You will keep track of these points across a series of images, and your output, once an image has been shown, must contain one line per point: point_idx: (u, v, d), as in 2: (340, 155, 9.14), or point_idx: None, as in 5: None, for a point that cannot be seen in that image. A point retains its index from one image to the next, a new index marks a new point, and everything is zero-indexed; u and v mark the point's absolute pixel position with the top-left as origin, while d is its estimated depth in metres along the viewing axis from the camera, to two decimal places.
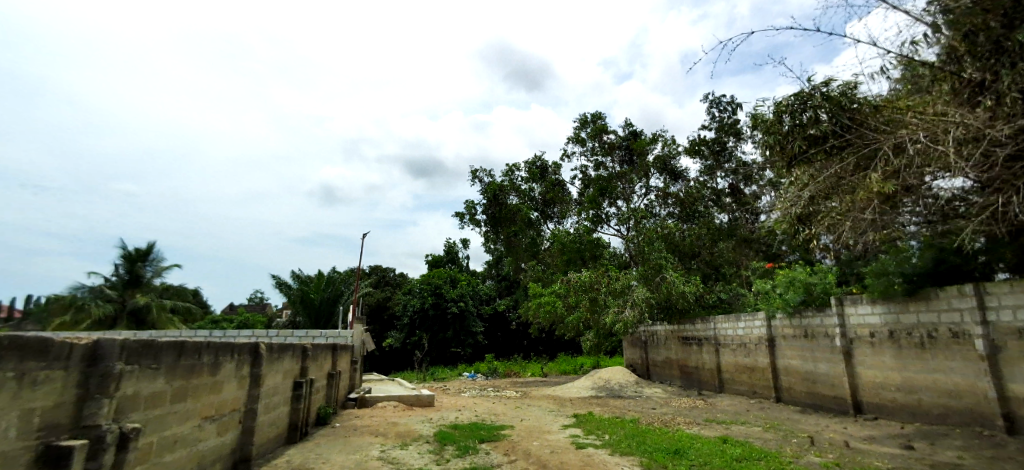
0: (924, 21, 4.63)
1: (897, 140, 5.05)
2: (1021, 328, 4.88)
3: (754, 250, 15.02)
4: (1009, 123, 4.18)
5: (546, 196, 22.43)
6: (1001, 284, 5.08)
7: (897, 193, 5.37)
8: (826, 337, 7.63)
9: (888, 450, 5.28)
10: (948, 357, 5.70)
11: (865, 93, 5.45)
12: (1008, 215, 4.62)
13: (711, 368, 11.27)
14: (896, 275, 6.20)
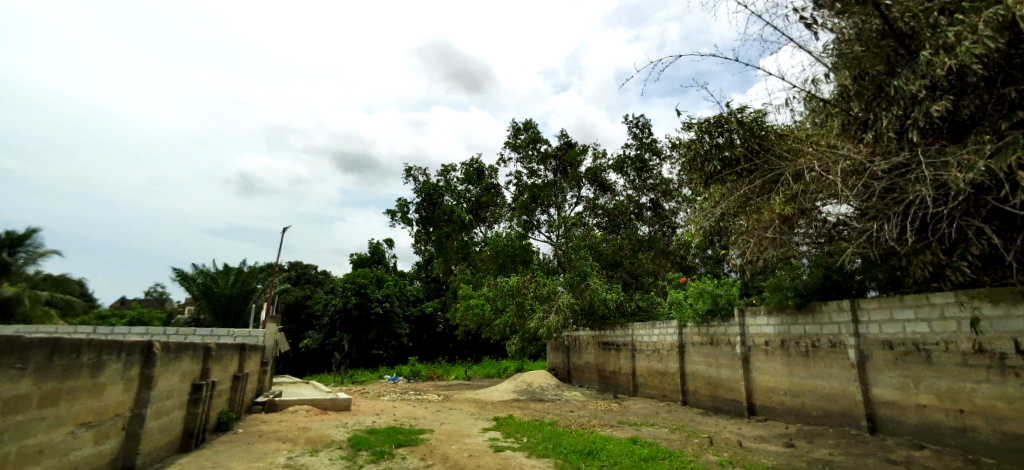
0: (824, 61, 5.15)
1: (795, 169, 5.59)
2: (885, 340, 5.51)
3: (671, 262, 15.63)
4: (885, 159, 4.66)
5: (479, 199, 22.45)
6: (870, 301, 5.68)
7: (794, 216, 5.81)
8: (728, 344, 8.25)
9: (774, 449, 5.79)
10: (827, 364, 6.32)
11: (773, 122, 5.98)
12: (879, 240, 5.03)
13: (627, 373, 11.78)
14: (789, 289, 6.81)
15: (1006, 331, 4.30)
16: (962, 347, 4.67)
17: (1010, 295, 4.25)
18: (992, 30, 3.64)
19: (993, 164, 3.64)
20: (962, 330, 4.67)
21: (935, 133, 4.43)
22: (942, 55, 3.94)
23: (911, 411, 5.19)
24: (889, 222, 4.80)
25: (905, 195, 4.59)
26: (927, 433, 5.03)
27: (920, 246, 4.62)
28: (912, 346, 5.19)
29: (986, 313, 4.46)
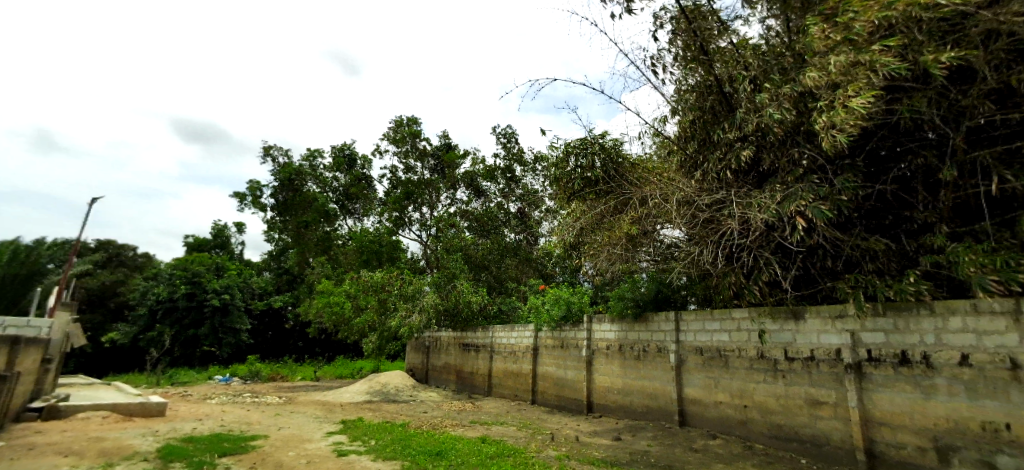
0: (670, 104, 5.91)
1: (641, 195, 6.33)
2: (698, 347, 6.33)
3: (531, 269, 15.35)
4: (708, 195, 5.38)
5: (347, 190, 21.31)
6: (690, 314, 6.47)
7: (637, 234, 6.41)
8: (576, 347, 8.85)
9: (604, 443, 6.38)
10: (652, 367, 7.10)
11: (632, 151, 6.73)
12: (699, 262, 5.77)
13: (483, 374, 12.08)
14: (629, 300, 7.38)
15: (780, 342, 5.25)
16: (750, 353, 5.59)
17: (785, 314, 5.18)
18: (788, 101, 4.40)
19: (783, 209, 4.45)
20: (750, 341, 5.58)
21: (744, 177, 5.21)
22: (753, 115, 4.72)
23: (710, 406, 6.09)
24: (709, 249, 5.41)
25: (719, 227, 5.32)
26: (720, 425, 5.95)
27: (728, 270, 5.39)
28: (715, 353, 6.06)
29: (769, 328, 5.37)
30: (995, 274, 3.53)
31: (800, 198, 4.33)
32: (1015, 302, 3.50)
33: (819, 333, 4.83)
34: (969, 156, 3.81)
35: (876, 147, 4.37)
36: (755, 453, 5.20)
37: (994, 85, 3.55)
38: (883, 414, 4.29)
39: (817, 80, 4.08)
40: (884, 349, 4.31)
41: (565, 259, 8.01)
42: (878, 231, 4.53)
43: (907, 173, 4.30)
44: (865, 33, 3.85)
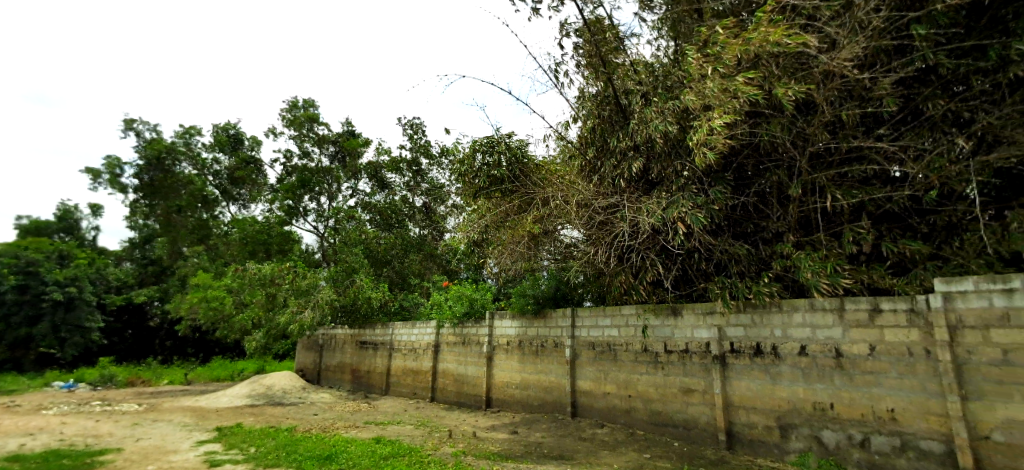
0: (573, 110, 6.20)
1: (543, 196, 6.54)
2: (593, 342, 6.51)
3: (435, 264, 15.02)
4: (603, 199, 5.69)
5: (232, 174, 19.51)
6: (585, 310, 6.65)
7: (539, 234, 6.62)
8: (477, 344, 8.67)
9: (500, 437, 6.54)
10: (548, 361, 7.20)
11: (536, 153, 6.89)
12: (595, 261, 5.93)
13: (381, 372, 11.75)
14: (531, 297, 7.43)
15: (661, 336, 5.69)
16: (635, 347, 5.96)
17: (666, 310, 5.63)
18: (672, 115, 4.82)
19: (667, 215, 4.85)
20: (636, 335, 5.97)
21: (635, 183, 5.51)
22: (642, 127, 5.12)
23: (598, 397, 6.40)
24: (603, 250, 5.74)
25: (612, 229, 5.64)
26: (606, 414, 6.30)
27: (619, 269, 5.74)
28: (606, 347, 6.33)
29: (653, 324, 5.79)
30: (827, 274, 4.28)
31: (681, 206, 4.79)
32: (840, 302, 4.25)
33: (693, 328, 5.34)
34: (811, 177, 4.45)
35: (742, 163, 4.90)
36: (636, 439, 5.63)
37: (830, 118, 4.27)
38: (740, 398, 4.90)
39: (694, 100, 4.58)
40: (744, 341, 4.91)
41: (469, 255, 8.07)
42: (742, 237, 5.06)
43: (767, 189, 4.86)
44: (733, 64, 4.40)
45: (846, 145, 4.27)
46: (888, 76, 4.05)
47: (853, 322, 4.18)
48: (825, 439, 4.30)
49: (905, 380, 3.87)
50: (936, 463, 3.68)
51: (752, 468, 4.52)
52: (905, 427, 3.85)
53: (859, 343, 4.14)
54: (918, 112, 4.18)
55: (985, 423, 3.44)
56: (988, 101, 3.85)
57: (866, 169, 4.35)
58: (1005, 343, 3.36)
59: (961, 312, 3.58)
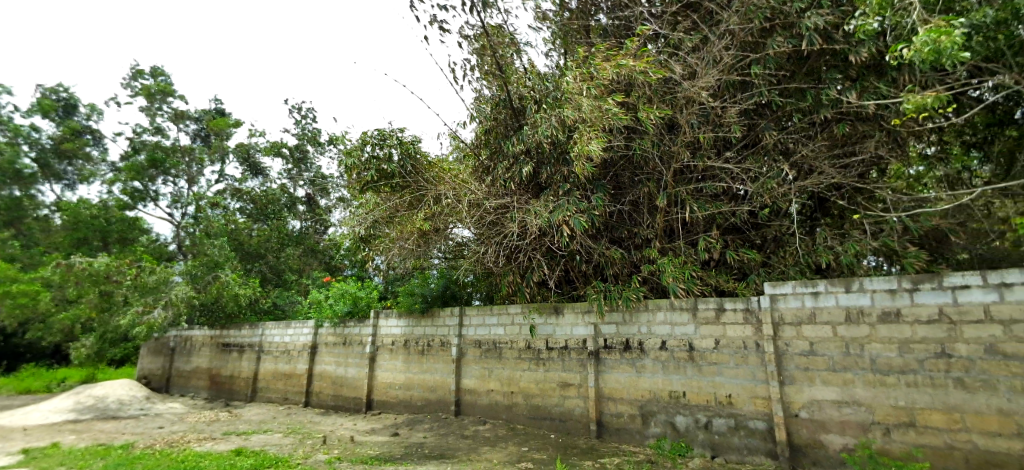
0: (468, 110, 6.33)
1: (436, 194, 6.46)
2: (478, 340, 6.66)
3: (317, 261, 13.55)
4: (494, 199, 5.86)
5: (58, 147, 16.52)
6: (472, 309, 6.77)
7: (430, 233, 6.58)
8: (359, 344, 8.37)
9: (379, 440, 6.39)
10: (434, 360, 7.16)
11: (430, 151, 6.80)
12: (485, 261, 6.09)
13: (246, 377, 10.75)
14: (418, 296, 7.30)
15: (543, 334, 6.00)
16: (520, 345, 6.22)
17: (549, 309, 5.95)
18: (557, 123, 5.00)
19: (554, 217, 5.07)
20: (520, 333, 6.23)
21: (525, 186, 5.69)
22: (532, 132, 5.31)
23: (482, 394, 6.56)
24: (492, 249, 5.93)
25: (502, 230, 5.84)
26: (489, 411, 6.46)
27: (507, 269, 5.97)
28: (491, 345, 6.52)
29: (536, 322, 6.08)
30: (682, 281, 4.84)
31: (566, 210, 5.05)
32: (694, 302, 4.90)
33: (573, 326, 5.74)
34: (675, 190, 5.09)
35: (619, 173, 5.40)
36: (517, 433, 5.90)
37: (690, 137, 4.91)
38: (610, 390, 5.38)
39: (577, 112, 4.84)
40: (615, 337, 5.41)
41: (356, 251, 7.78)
42: (617, 242, 5.52)
43: (640, 198, 5.37)
44: (606, 88, 4.92)
45: (701, 164, 4.93)
46: (733, 107, 4.84)
47: (703, 319, 4.83)
48: (678, 423, 4.91)
49: (740, 369, 4.59)
50: (760, 437, 4.44)
51: (617, 453, 5.00)
52: (738, 409, 4.57)
53: (707, 337, 4.80)
54: (756, 137, 5.00)
55: (795, 403, 4.29)
56: (803, 136, 4.79)
57: (717, 186, 4.94)
58: (812, 337, 4.25)
59: (783, 312, 4.41)
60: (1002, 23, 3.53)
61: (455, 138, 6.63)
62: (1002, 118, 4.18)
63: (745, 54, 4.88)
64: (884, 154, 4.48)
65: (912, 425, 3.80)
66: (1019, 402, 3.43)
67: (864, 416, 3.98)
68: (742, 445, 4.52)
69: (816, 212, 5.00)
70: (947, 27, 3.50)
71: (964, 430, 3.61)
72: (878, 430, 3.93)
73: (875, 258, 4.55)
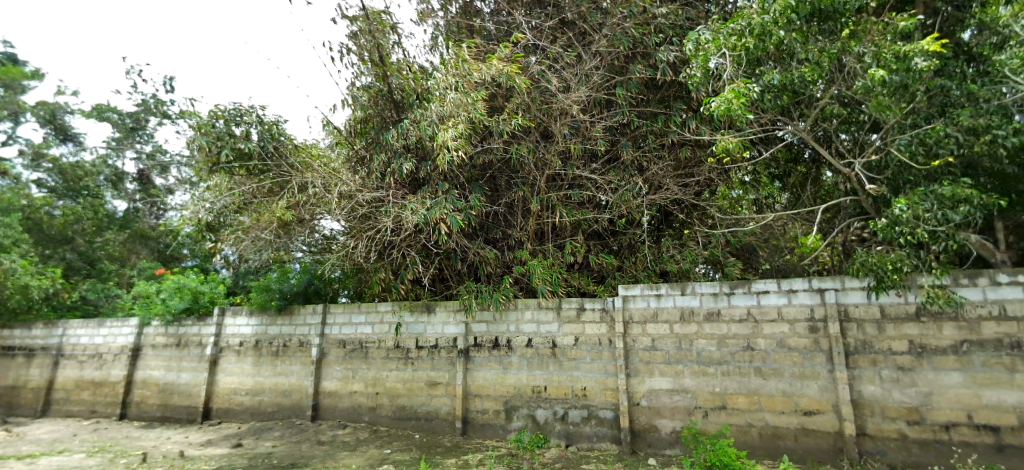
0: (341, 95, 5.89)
1: (301, 182, 6.04)
2: (342, 340, 6.34)
3: (149, 250, 11.80)
4: (368, 192, 5.63)
5: None
6: (337, 306, 6.40)
7: (293, 223, 6.10)
8: (198, 345, 7.38)
9: (218, 453, 5.71)
10: (290, 362, 6.63)
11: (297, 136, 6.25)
12: (353, 257, 5.83)
13: (36, 388, 8.80)
14: (276, 293, 6.57)
15: (413, 333, 5.94)
16: (387, 344, 6.06)
17: (421, 307, 5.91)
18: (439, 122, 5.01)
19: (430, 215, 5.05)
20: (389, 333, 6.06)
21: (402, 181, 5.56)
22: (413, 127, 5.23)
23: (344, 397, 6.25)
24: (362, 243, 5.70)
25: (375, 224, 5.63)
26: (350, 413, 6.19)
27: (378, 265, 5.79)
28: (357, 344, 6.25)
29: (406, 321, 5.99)
30: (549, 282, 5.22)
31: (443, 208, 5.09)
32: (559, 302, 5.27)
33: (444, 324, 5.78)
34: (546, 196, 5.42)
35: (496, 176, 5.62)
36: (378, 436, 5.74)
37: (562, 147, 5.29)
38: (478, 387, 5.53)
39: (458, 111, 4.90)
40: (485, 336, 5.57)
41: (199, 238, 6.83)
42: (491, 243, 5.70)
43: (514, 201, 5.61)
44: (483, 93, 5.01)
45: (571, 172, 5.35)
46: (599, 123, 5.35)
47: (566, 318, 5.23)
48: (538, 416, 5.23)
49: (594, 364, 5.07)
50: (607, 425, 4.94)
51: (480, 449, 5.16)
52: (592, 400, 5.03)
53: (568, 335, 5.21)
54: (616, 153, 5.52)
55: (637, 393, 4.86)
56: (654, 156, 5.42)
57: (583, 194, 5.39)
58: (654, 334, 4.87)
59: (632, 311, 4.98)
60: (787, 87, 4.34)
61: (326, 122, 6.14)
62: (795, 156, 5.10)
63: (611, 75, 5.45)
64: (715, 179, 5.36)
65: (724, 407, 4.56)
66: (796, 385, 4.36)
67: (690, 401, 4.67)
68: (593, 433, 4.99)
69: (661, 224, 5.64)
70: (747, 87, 4.29)
71: (759, 410, 4.46)
72: (699, 413, 4.64)
73: (706, 266, 5.41)
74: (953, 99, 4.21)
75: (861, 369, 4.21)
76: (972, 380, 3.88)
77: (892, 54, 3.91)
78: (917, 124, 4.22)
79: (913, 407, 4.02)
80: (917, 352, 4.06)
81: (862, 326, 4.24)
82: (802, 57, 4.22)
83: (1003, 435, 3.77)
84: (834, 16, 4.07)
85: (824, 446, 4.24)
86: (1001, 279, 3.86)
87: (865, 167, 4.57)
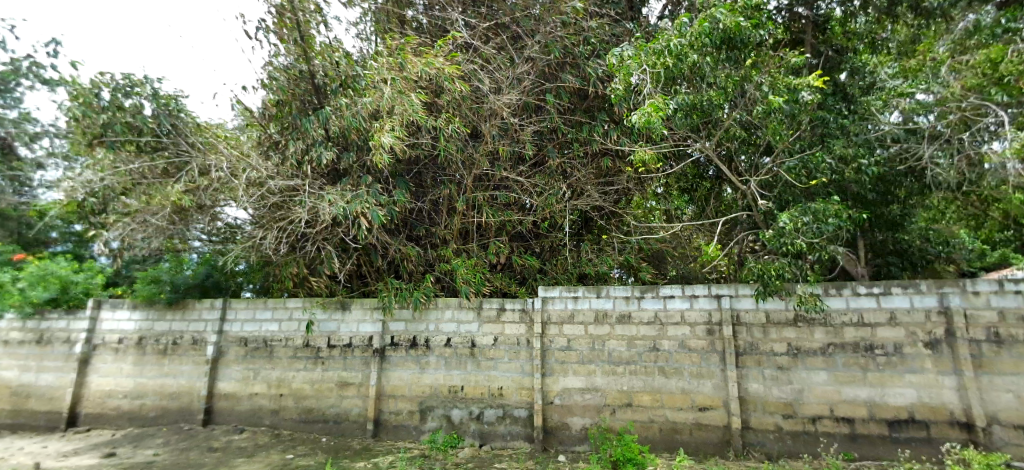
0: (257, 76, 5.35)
1: (204, 162, 5.43)
2: (243, 337, 5.87)
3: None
4: (282, 179, 5.27)
5: None
6: (239, 301, 5.92)
7: (190, 209, 5.52)
8: (65, 343, 6.45)
9: (85, 464, 5.02)
10: (180, 361, 6.02)
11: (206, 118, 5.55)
12: (261, 249, 5.44)
13: None
14: (166, 285, 5.93)
15: (325, 331, 5.65)
16: (295, 343, 5.70)
17: (335, 304, 5.64)
18: (365, 112, 4.82)
19: (350, 209, 4.80)
20: (297, 330, 5.71)
21: (321, 171, 5.28)
22: (335, 115, 4.94)
23: (243, 399, 5.79)
24: (272, 234, 5.35)
25: (287, 214, 5.30)
26: (249, 417, 5.75)
27: (290, 258, 5.49)
28: (261, 342, 5.82)
29: (317, 318, 5.68)
30: (473, 284, 5.21)
31: (364, 202, 4.88)
32: (479, 302, 5.29)
33: (360, 322, 5.56)
34: (472, 196, 5.45)
35: (422, 172, 5.55)
36: (280, 440, 5.38)
37: (490, 148, 5.33)
38: (392, 387, 5.39)
39: (386, 102, 4.74)
40: (402, 335, 5.44)
41: (74, 220, 6.00)
42: (414, 240, 5.61)
43: (439, 199, 5.56)
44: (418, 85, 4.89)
45: (498, 173, 5.40)
46: (528, 127, 5.46)
47: (485, 318, 5.26)
48: (453, 416, 5.20)
49: (511, 363, 5.14)
50: (521, 424, 5.04)
51: (392, 451, 5.03)
52: (507, 399, 5.10)
53: (487, 334, 5.24)
54: (543, 158, 5.66)
55: (551, 392, 5.00)
56: (578, 164, 5.65)
57: (509, 196, 5.46)
58: (570, 335, 5.05)
59: (550, 312, 5.12)
60: (698, 107, 4.67)
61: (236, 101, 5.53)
62: (701, 172, 5.55)
63: (542, 81, 5.60)
64: (633, 188, 5.69)
65: (630, 404, 4.84)
66: (694, 383, 4.73)
67: (599, 399, 4.90)
68: (506, 432, 5.06)
69: (581, 229, 5.85)
70: (664, 104, 4.54)
71: (661, 407, 4.78)
72: (607, 410, 4.88)
73: (620, 270, 5.71)
74: (832, 130, 4.82)
75: (748, 368, 4.66)
76: (835, 378, 4.46)
77: (785, 85, 4.51)
78: (802, 150, 4.77)
79: (789, 402, 4.53)
80: (794, 353, 4.57)
81: (750, 329, 4.70)
82: (711, 80, 4.59)
83: (856, 425, 4.37)
84: (739, 46, 4.50)
85: (714, 438, 4.65)
86: (860, 290, 4.48)
87: (758, 185, 4.99)
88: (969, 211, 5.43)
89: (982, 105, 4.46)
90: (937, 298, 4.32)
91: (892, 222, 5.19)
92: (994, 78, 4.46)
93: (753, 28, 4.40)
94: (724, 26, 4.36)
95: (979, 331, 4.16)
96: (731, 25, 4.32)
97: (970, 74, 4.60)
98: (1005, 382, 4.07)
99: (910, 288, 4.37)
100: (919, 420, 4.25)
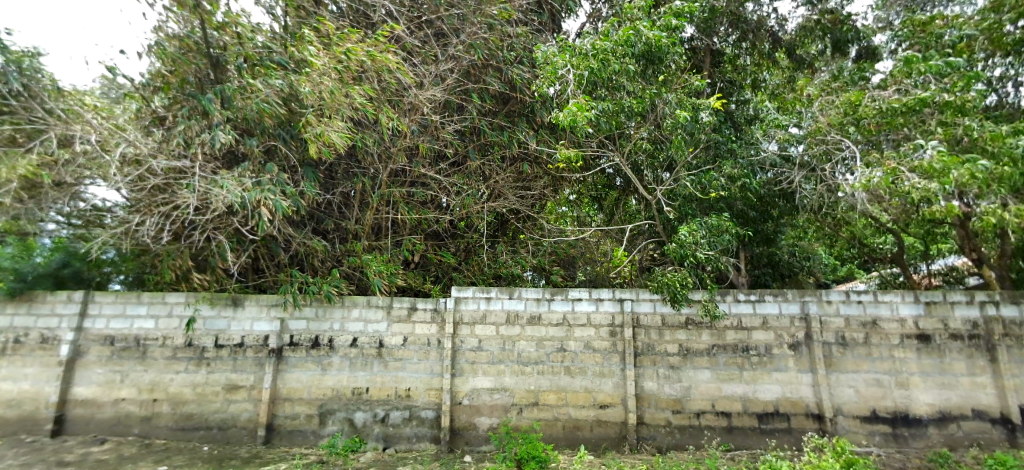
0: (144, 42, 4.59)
1: (66, 132, 4.55)
2: (109, 335, 5.14)
3: None
4: (166, 159, 4.68)
5: None
6: (106, 294, 5.17)
7: (45, 183, 4.62)
8: None
9: None
10: (23, 363, 5.12)
11: (69, 85, 4.64)
12: (137, 236, 4.81)
13: None
14: (6, 274, 4.95)
15: (211, 329, 5.11)
16: (175, 342, 5.10)
17: (224, 300, 5.13)
18: (274, 93, 4.46)
19: (250, 196, 4.40)
20: (177, 328, 5.11)
21: (215, 154, 4.79)
22: (238, 95, 4.50)
23: (106, 406, 5.07)
24: (151, 220, 4.73)
25: (172, 199, 4.73)
26: (112, 426, 5.06)
27: (173, 248, 4.94)
28: (131, 341, 5.13)
29: (202, 314, 5.13)
30: (386, 277, 5.07)
31: (266, 190, 4.49)
32: (389, 300, 5.12)
33: (254, 321, 5.12)
34: (388, 191, 5.31)
35: (333, 163, 5.26)
36: (152, 450, 4.79)
37: (410, 143, 5.22)
38: (289, 389, 5.04)
39: (300, 83, 4.41)
40: (304, 334, 5.10)
41: None
42: (322, 234, 5.35)
43: (351, 192, 5.33)
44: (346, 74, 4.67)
45: (416, 170, 5.32)
46: (449, 126, 5.40)
47: (395, 317, 5.10)
48: (355, 420, 4.99)
49: (421, 364, 5.04)
50: (427, 425, 4.97)
51: (286, 458, 4.71)
52: (414, 401, 5.00)
53: (396, 334, 5.09)
54: (462, 158, 5.67)
55: (460, 392, 5.00)
56: (497, 167, 5.69)
57: (427, 193, 5.44)
58: (481, 335, 5.07)
59: (463, 313, 5.10)
60: (616, 113, 4.90)
61: (109, 67, 4.67)
62: (610, 183, 5.87)
63: (465, 80, 5.55)
64: (548, 194, 5.87)
65: (536, 403, 4.97)
66: (596, 382, 4.99)
67: (507, 399, 4.98)
68: (412, 434, 4.97)
69: (497, 230, 5.87)
70: (587, 104, 4.76)
71: (565, 405, 4.97)
72: (514, 409, 4.98)
73: (533, 272, 5.89)
74: (722, 152, 5.40)
75: (644, 367, 5.01)
76: (717, 376, 4.94)
77: (689, 103, 4.89)
78: (699, 169, 5.25)
79: (677, 399, 4.95)
80: (684, 353, 5.00)
81: (647, 331, 5.05)
82: (629, 90, 4.89)
83: (733, 418, 4.89)
84: (655, 61, 4.93)
85: (612, 434, 4.93)
86: (740, 297, 5.00)
87: (663, 196, 5.33)
88: (826, 230, 6.26)
89: (840, 140, 4.94)
90: (799, 306, 4.97)
91: (767, 237, 5.85)
92: (851, 117, 4.86)
93: (669, 47, 4.79)
94: (646, 40, 4.69)
95: (830, 335, 4.90)
96: (652, 39, 4.66)
97: (834, 111, 5.01)
98: (848, 378, 4.85)
99: (779, 296, 4.98)
100: (782, 412, 4.86)
